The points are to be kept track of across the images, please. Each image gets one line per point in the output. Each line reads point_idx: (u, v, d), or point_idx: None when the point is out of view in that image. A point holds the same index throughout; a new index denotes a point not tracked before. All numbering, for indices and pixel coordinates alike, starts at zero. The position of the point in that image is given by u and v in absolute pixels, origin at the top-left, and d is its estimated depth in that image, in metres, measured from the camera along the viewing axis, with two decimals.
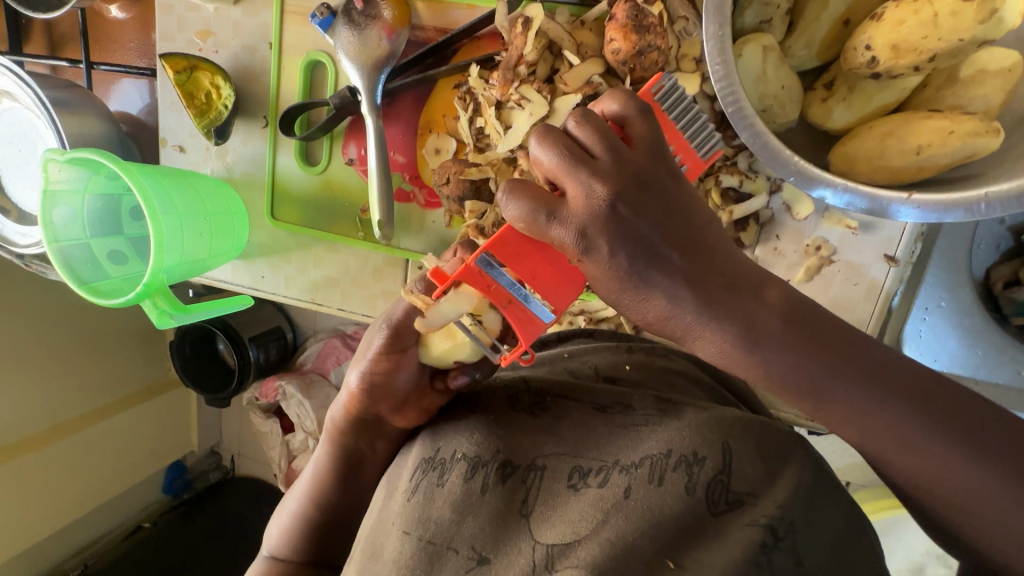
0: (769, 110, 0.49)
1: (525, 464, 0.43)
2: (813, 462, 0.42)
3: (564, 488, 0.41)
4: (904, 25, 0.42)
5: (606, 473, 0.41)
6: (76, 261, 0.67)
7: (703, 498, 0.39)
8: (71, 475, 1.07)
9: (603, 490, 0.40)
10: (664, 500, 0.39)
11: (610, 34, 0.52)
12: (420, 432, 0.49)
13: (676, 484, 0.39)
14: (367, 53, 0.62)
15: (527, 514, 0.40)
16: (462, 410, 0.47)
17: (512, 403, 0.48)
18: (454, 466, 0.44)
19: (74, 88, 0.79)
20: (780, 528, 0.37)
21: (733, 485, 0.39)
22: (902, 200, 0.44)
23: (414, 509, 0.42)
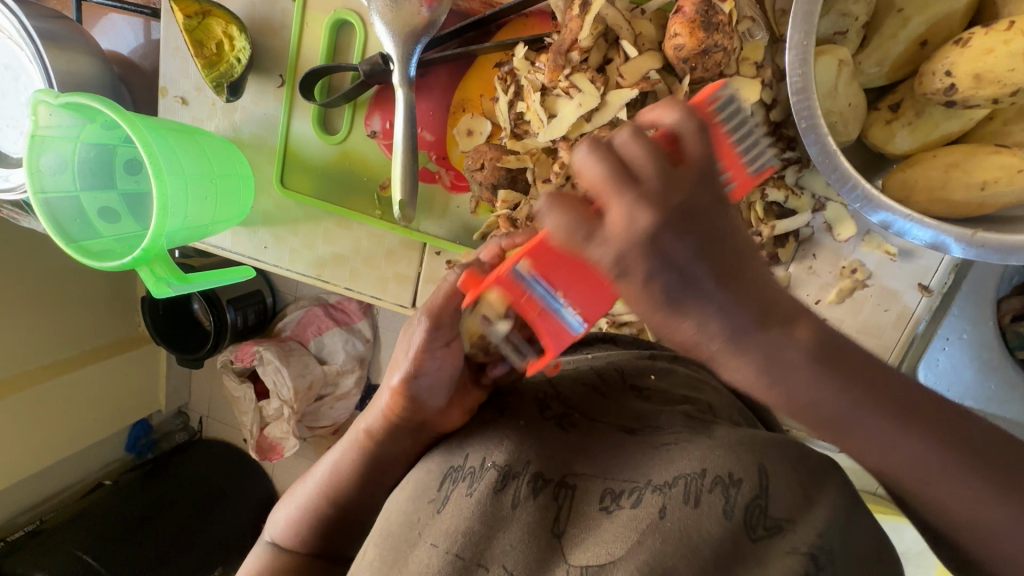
0: (833, 127, 0.47)
1: (557, 479, 0.41)
2: (844, 503, 0.39)
3: (597, 512, 0.39)
4: (992, 54, 0.40)
5: (640, 492, 0.39)
6: (64, 216, 0.61)
7: (742, 523, 0.37)
8: (31, 428, 1.00)
9: (638, 510, 0.38)
10: (702, 523, 0.37)
11: (674, 28, 0.49)
12: (442, 444, 0.47)
13: (713, 506, 0.37)
14: (404, 19, 0.57)
15: (559, 534, 0.39)
16: (488, 417, 0.46)
17: (540, 409, 0.46)
18: (481, 476, 0.41)
19: (63, 19, 0.71)
20: (823, 557, 0.36)
21: (772, 510, 0.37)
22: (962, 237, 0.43)
23: (443, 522, 0.40)
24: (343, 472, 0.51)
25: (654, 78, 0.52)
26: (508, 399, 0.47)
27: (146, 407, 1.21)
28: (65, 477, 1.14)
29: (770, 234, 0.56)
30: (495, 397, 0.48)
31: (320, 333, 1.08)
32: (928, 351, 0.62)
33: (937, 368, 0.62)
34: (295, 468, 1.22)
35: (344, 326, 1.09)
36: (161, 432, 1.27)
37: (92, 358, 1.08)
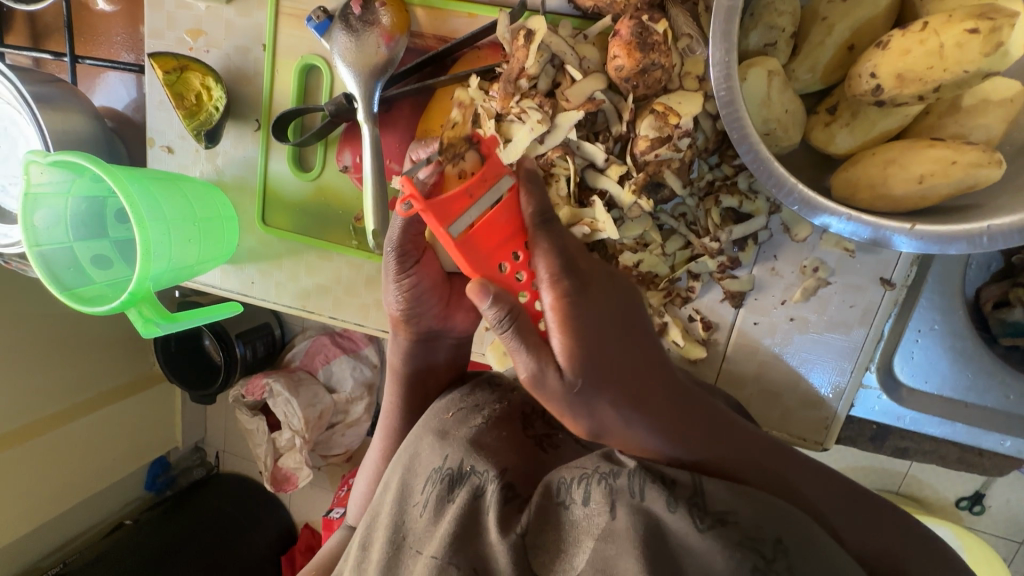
0: (772, 134, 0.48)
1: (524, 496, 0.44)
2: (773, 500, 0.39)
3: (558, 511, 0.42)
4: (910, 54, 0.42)
5: (589, 488, 0.41)
6: (58, 266, 0.65)
7: (685, 515, 0.38)
8: (52, 471, 1.03)
9: (591, 511, 0.40)
10: (641, 517, 0.38)
11: (614, 50, 0.51)
12: (430, 431, 0.50)
13: (655, 501, 0.39)
14: (364, 58, 0.60)
15: (524, 537, 0.41)
16: (475, 419, 0.50)
17: (525, 427, 0.51)
18: (463, 483, 0.45)
19: (58, 82, 0.76)
20: (766, 549, 0.36)
21: (712, 505, 0.38)
22: (904, 230, 0.44)
23: (424, 526, 0.44)
24: (394, 434, 0.61)
25: (598, 99, 0.54)
26: (495, 406, 0.52)
27: (162, 444, 1.24)
28: (85, 519, 1.17)
29: (727, 238, 0.57)
30: (484, 399, 0.52)
31: (328, 361, 1.11)
32: (901, 345, 0.62)
33: (912, 360, 0.62)
34: (310, 496, 1.25)
35: (351, 353, 1.11)
36: (180, 468, 1.30)
37: (106, 401, 1.11)
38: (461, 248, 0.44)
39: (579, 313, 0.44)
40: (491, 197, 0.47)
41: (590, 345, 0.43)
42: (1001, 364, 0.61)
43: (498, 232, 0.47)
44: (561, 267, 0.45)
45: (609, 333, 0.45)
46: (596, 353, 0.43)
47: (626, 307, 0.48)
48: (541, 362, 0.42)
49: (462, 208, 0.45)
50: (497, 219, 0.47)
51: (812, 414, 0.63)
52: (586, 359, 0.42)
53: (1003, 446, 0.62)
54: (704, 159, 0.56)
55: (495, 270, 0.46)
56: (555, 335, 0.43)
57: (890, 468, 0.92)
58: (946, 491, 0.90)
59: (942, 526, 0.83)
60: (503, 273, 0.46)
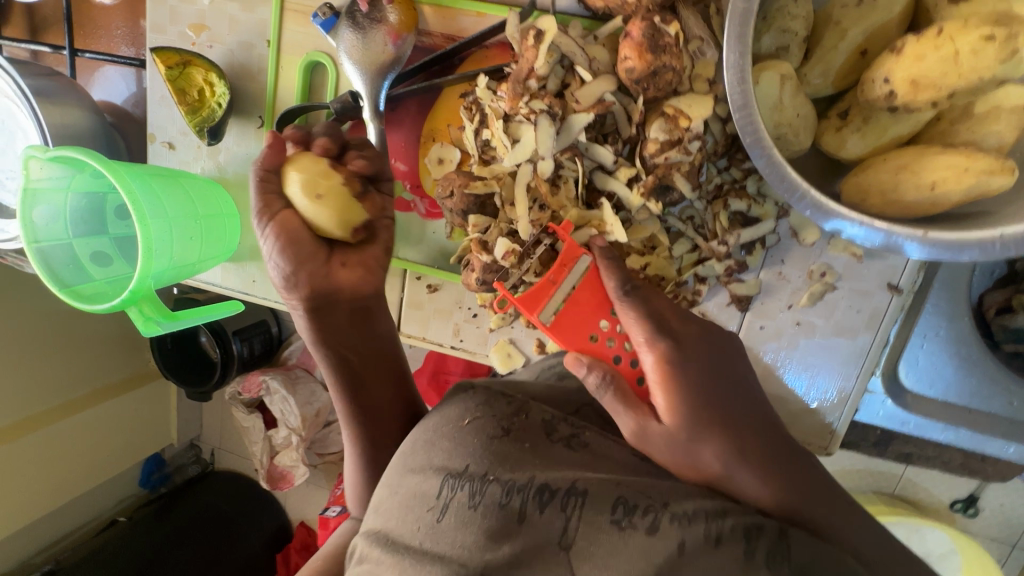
0: (783, 138, 0.48)
1: (564, 489, 0.44)
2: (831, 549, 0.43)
3: (608, 525, 0.42)
4: (924, 60, 0.42)
5: (656, 519, 0.42)
6: (57, 262, 0.64)
7: (763, 563, 0.40)
8: (43, 470, 1.02)
9: (654, 539, 0.41)
10: (722, 561, 0.40)
11: (625, 52, 0.51)
12: (446, 436, 0.48)
13: (732, 546, 0.41)
14: (372, 57, 0.60)
15: (567, 546, 0.42)
16: (493, 428, 0.48)
17: (548, 430, 0.50)
18: (486, 487, 0.44)
19: (57, 75, 0.75)
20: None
21: (795, 554, 0.41)
22: (917, 237, 0.43)
23: (445, 529, 0.43)
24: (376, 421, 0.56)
25: (606, 100, 0.54)
26: (515, 415, 0.49)
27: (157, 442, 1.23)
28: (78, 516, 1.16)
29: (735, 242, 0.57)
30: (500, 407, 0.50)
31: None
32: (905, 349, 0.62)
33: (917, 366, 0.62)
34: (306, 495, 1.25)
35: None
36: (174, 466, 1.28)
37: (101, 398, 1.10)
38: (552, 329, 0.50)
39: (682, 392, 0.47)
40: (571, 279, 0.51)
41: (694, 403, 0.47)
42: (1006, 369, 0.61)
43: (584, 310, 0.51)
44: (653, 327, 0.49)
45: (711, 383, 0.48)
46: (699, 411, 0.47)
47: (723, 362, 0.50)
48: (640, 418, 0.47)
49: (540, 306, 0.49)
50: (580, 297, 0.51)
51: (816, 418, 0.63)
52: (688, 416, 0.46)
53: (1006, 451, 0.62)
54: (713, 163, 0.56)
55: (587, 340, 0.50)
56: (659, 393, 0.47)
57: (886, 471, 0.92)
58: (941, 493, 0.91)
59: (936, 528, 0.84)
60: (595, 343, 0.50)
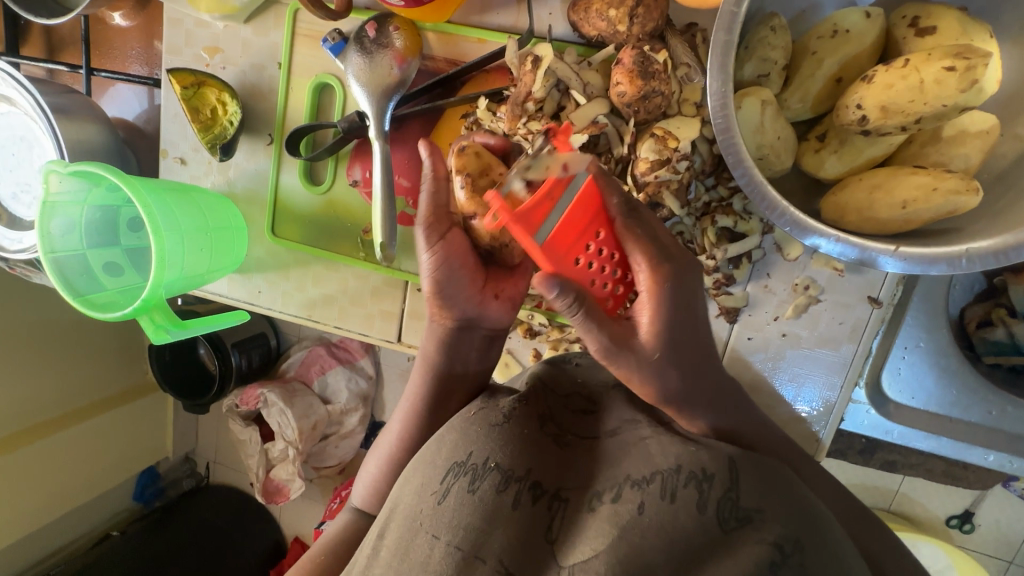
0: (765, 159, 0.51)
1: (552, 492, 0.45)
2: (792, 498, 0.44)
3: (586, 512, 0.44)
4: (892, 88, 0.45)
5: (620, 489, 0.44)
6: (71, 272, 0.66)
7: (713, 515, 0.41)
8: (37, 481, 1.02)
9: (617, 505, 0.43)
10: (677, 515, 0.41)
11: (617, 77, 0.54)
12: (453, 429, 0.49)
13: (687, 498, 0.42)
14: (377, 78, 0.63)
15: (551, 540, 0.42)
16: (495, 416, 0.49)
17: (542, 424, 0.50)
18: (486, 475, 0.45)
19: (74, 93, 0.78)
20: (787, 544, 0.40)
21: (743, 502, 0.42)
22: (890, 252, 0.46)
23: (444, 512, 0.44)
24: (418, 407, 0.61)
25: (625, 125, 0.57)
26: (516, 406, 0.51)
27: (154, 453, 1.24)
28: (73, 530, 1.16)
29: (723, 257, 0.60)
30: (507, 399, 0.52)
31: (325, 372, 1.12)
32: (888, 361, 0.65)
33: (899, 376, 0.65)
34: (302, 510, 1.25)
35: (347, 365, 1.12)
36: (169, 480, 1.29)
37: (100, 409, 1.11)
38: (546, 251, 0.44)
39: (669, 315, 0.47)
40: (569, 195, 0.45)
41: (672, 330, 0.47)
42: (984, 381, 0.63)
43: (575, 229, 0.45)
44: (656, 254, 0.47)
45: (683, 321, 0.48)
46: (674, 332, 0.47)
47: (693, 297, 0.49)
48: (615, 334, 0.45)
49: (542, 217, 0.44)
50: (575, 217, 0.45)
51: (803, 427, 0.65)
52: (665, 338, 0.47)
53: (986, 459, 0.64)
54: (701, 181, 0.59)
55: (571, 265, 0.46)
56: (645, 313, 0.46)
57: (882, 487, 0.93)
58: (937, 509, 0.92)
59: (932, 544, 0.85)
60: (580, 266, 0.46)
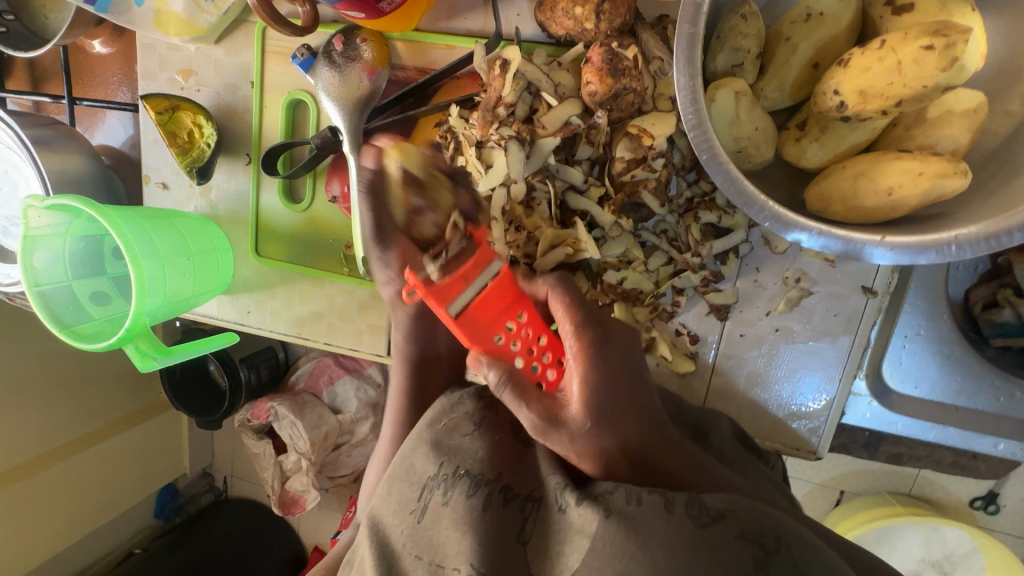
0: (743, 151, 0.49)
1: (523, 495, 0.46)
2: (757, 502, 0.42)
3: (555, 512, 0.43)
4: (870, 71, 0.43)
5: (584, 489, 0.42)
6: (58, 304, 0.66)
7: (684, 514, 0.39)
8: (54, 507, 1.01)
9: (582, 510, 0.41)
10: (647, 516, 0.39)
11: (587, 77, 0.52)
12: (424, 442, 0.50)
13: (653, 500, 0.40)
14: (349, 92, 0.62)
15: (525, 541, 0.43)
16: (465, 427, 0.51)
17: (514, 432, 0.52)
18: (457, 484, 0.46)
19: (57, 125, 0.78)
20: (768, 541, 0.39)
21: (712, 502, 0.41)
22: (875, 242, 0.44)
23: (422, 529, 0.45)
24: (400, 414, 0.61)
25: (598, 124, 0.55)
26: (486, 413, 0.53)
27: (171, 469, 1.23)
28: (95, 549, 1.14)
29: (708, 253, 0.58)
30: (473, 409, 0.53)
31: (332, 383, 1.11)
32: (888, 350, 0.63)
33: (901, 367, 0.63)
34: (318, 520, 1.25)
35: (355, 373, 1.12)
36: (188, 495, 1.27)
37: (116, 429, 1.11)
38: (459, 325, 0.51)
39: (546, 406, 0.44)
40: (483, 277, 0.52)
41: (602, 395, 0.44)
42: (992, 365, 0.61)
43: (491, 308, 0.52)
44: (588, 318, 0.47)
45: (619, 382, 0.46)
46: (559, 410, 0.44)
47: (632, 359, 0.49)
48: (548, 408, 0.44)
49: (455, 292, 0.51)
50: (491, 296, 0.52)
51: (804, 422, 0.63)
52: (598, 406, 0.43)
53: (996, 448, 0.62)
54: (682, 177, 0.57)
55: (492, 340, 0.51)
56: (521, 408, 0.44)
57: (901, 471, 0.91)
58: (959, 491, 0.89)
59: (956, 528, 0.82)
60: (501, 343, 0.52)
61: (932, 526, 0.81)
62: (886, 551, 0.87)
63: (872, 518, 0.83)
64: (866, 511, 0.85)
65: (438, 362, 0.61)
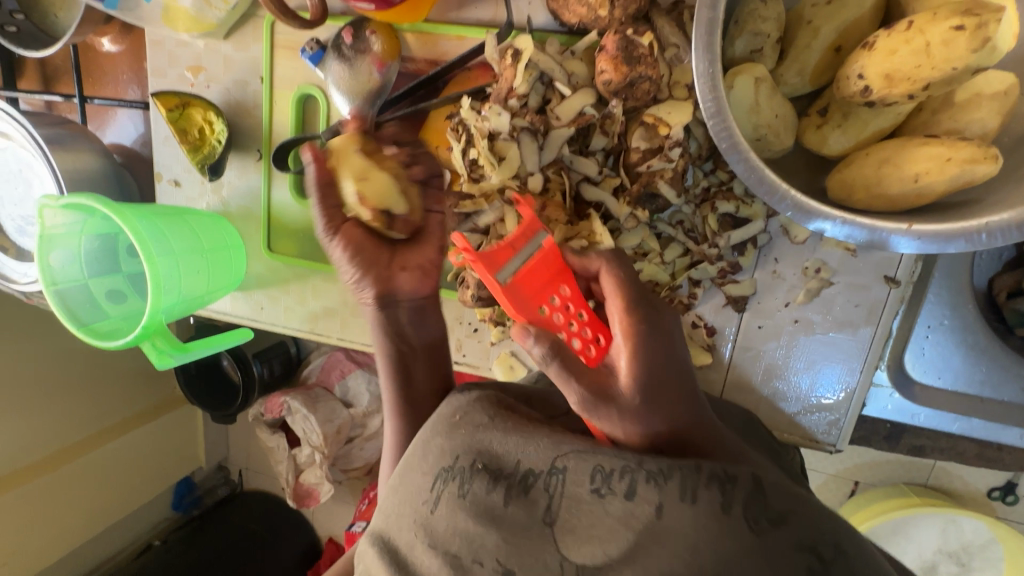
0: (763, 139, 0.48)
1: (546, 470, 0.45)
2: (807, 505, 0.43)
3: (587, 494, 0.43)
4: (896, 54, 0.42)
5: (634, 480, 0.42)
6: (74, 302, 0.67)
7: (741, 517, 0.40)
8: (76, 502, 1.03)
9: (631, 503, 0.41)
10: (700, 518, 0.40)
11: (601, 65, 0.51)
12: (437, 433, 0.50)
13: (709, 500, 0.41)
14: (360, 85, 0.62)
15: (550, 522, 0.43)
16: (480, 417, 0.50)
17: (531, 417, 0.51)
18: (473, 477, 0.46)
19: (69, 123, 0.79)
20: (826, 550, 0.41)
21: (772, 503, 0.42)
22: (902, 231, 0.43)
23: (436, 520, 0.45)
24: None
25: (613, 114, 0.54)
26: (501, 403, 0.52)
27: (187, 462, 1.24)
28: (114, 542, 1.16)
29: (725, 244, 0.57)
30: (490, 397, 0.52)
31: (344, 377, 1.11)
32: (910, 341, 0.62)
33: (923, 358, 0.62)
34: (333, 511, 1.26)
35: (366, 367, 1.12)
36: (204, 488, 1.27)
37: (133, 425, 1.12)
38: (506, 292, 0.48)
39: (591, 385, 0.45)
40: (531, 247, 0.50)
41: (649, 374, 0.46)
42: (1017, 356, 0.60)
43: (539, 278, 0.50)
44: (630, 301, 0.49)
45: (665, 363, 0.47)
46: (606, 389, 0.45)
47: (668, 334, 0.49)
48: (597, 387, 0.45)
49: (503, 259, 0.49)
50: (536, 267, 0.50)
51: (823, 415, 0.62)
52: (639, 383, 0.45)
53: (1021, 438, 0.61)
54: (698, 167, 0.56)
55: (537, 312, 0.49)
56: (569, 386, 0.45)
57: (918, 462, 0.90)
58: (976, 482, 0.88)
59: (976, 519, 0.81)
60: (545, 313, 0.50)
61: (950, 517, 0.80)
62: (903, 542, 0.86)
63: (891, 509, 0.82)
64: (884, 503, 0.84)
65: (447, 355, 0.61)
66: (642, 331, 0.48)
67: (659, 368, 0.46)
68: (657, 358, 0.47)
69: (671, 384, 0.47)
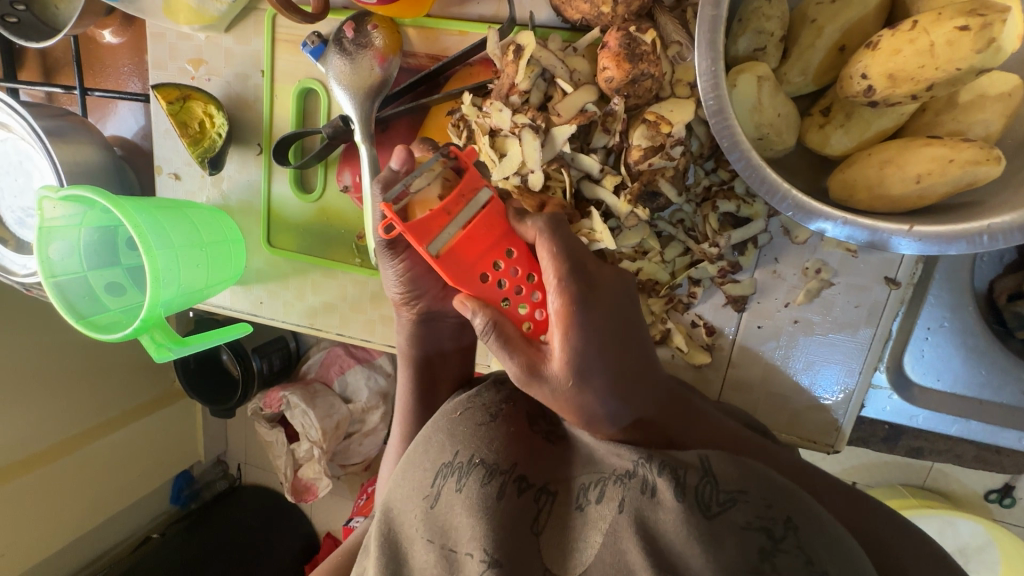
0: (765, 138, 0.48)
1: (539, 485, 0.46)
2: (773, 481, 0.42)
3: (573, 510, 0.44)
4: (900, 54, 0.41)
5: (603, 487, 0.44)
6: (74, 295, 0.67)
7: (695, 502, 0.40)
8: (73, 494, 1.03)
9: (602, 506, 0.43)
10: (659, 513, 0.40)
11: (603, 62, 0.51)
12: (439, 430, 0.50)
13: (666, 492, 0.40)
14: (361, 79, 0.61)
15: (538, 532, 0.43)
16: (481, 416, 0.50)
17: (531, 424, 0.51)
18: (471, 471, 0.45)
19: (69, 115, 0.78)
20: (775, 528, 0.39)
21: (723, 485, 0.41)
22: (903, 232, 0.43)
23: (435, 514, 0.45)
24: (410, 410, 0.61)
25: (615, 111, 0.53)
26: (503, 404, 0.52)
27: (185, 456, 1.24)
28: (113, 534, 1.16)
29: (727, 243, 0.57)
30: (491, 397, 0.52)
31: (343, 372, 1.11)
32: (909, 343, 0.62)
33: (923, 360, 0.61)
34: (331, 506, 1.26)
35: (365, 363, 1.12)
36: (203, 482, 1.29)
37: (131, 418, 1.12)
38: (440, 265, 0.44)
39: (535, 363, 0.43)
40: (468, 211, 0.45)
41: (587, 357, 0.42)
42: (1016, 358, 0.60)
43: (475, 246, 0.45)
44: (574, 269, 0.43)
45: (606, 338, 0.43)
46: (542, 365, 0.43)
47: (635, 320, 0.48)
48: (531, 361, 0.43)
49: (441, 225, 0.44)
50: (477, 232, 0.45)
51: (822, 415, 0.62)
52: (582, 364, 0.42)
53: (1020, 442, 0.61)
54: (700, 165, 0.56)
55: (478, 281, 0.45)
56: (506, 358, 0.43)
57: (915, 463, 0.90)
58: (974, 484, 0.88)
59: (973, 521, 0.81)
60: (486, 283, 0.45)
61: (947, 519, 0.80)
62: None
63: None
64: None
65: (446, 351, 0.61)
66: (594, 307, 0.43)
67: (614, 347, 0.44)
68: (617, 339, 0.45)
69: (631, 365, 0.47)
